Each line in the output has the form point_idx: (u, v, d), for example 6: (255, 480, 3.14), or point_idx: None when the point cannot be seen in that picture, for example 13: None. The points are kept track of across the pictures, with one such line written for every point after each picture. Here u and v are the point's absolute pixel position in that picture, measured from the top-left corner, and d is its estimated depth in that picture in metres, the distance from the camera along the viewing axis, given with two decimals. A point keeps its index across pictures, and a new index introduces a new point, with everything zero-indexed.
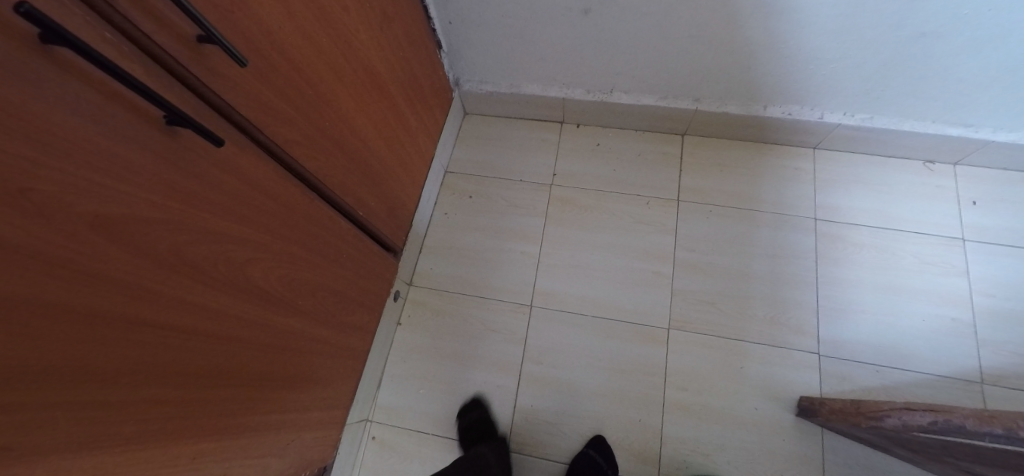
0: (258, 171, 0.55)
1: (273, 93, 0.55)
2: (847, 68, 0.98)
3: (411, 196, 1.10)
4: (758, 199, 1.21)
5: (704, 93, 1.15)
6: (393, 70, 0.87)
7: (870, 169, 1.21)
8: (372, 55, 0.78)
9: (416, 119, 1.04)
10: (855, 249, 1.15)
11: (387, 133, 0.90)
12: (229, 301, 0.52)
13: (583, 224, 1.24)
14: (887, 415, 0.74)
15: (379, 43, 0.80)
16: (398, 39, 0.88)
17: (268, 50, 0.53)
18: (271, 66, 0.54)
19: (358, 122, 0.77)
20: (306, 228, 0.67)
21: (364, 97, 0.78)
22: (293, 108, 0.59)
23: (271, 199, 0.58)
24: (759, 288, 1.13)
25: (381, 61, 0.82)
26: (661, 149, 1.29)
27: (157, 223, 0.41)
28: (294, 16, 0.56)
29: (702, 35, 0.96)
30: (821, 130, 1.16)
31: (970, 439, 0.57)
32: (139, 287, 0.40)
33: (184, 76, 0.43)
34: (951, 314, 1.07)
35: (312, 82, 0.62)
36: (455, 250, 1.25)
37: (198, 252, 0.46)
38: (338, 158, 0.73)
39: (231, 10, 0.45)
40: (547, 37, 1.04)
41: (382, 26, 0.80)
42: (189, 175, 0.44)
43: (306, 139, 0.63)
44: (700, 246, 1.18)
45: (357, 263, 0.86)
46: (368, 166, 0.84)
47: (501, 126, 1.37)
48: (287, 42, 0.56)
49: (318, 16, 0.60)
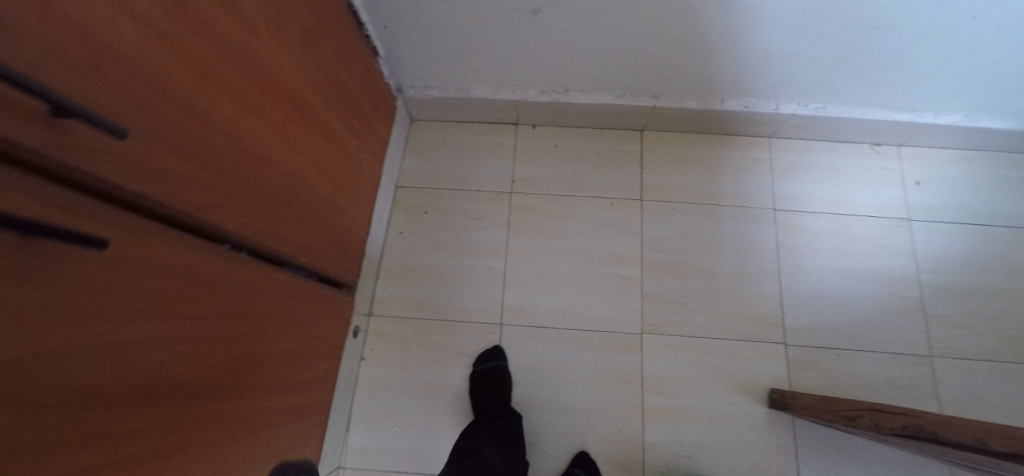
0: (165, 253, 0.45)
1: (179, 156, 0.45)
2: (801, 60, 0.97)
3: (360, 223, 1.00)
4: (720, 192, 1.20)
5: (661, 90, 1.11)
6: (323, 92, 0.76)
7: (822, 156, 1.25)
8: (295, 81, 0.67)
9: (357, 140, 0.93)
10: (813, 236, 1.17)
11: (324, 165, 0.79)
12: (155, 412, 0.44)
13: (549, 232, 1.18)
14: (857, 415, 0.74)
15: (302, 65, 0.69)
16: (325, 55, 0.76)
17: (162, 106, 0.42)
18: (170, 124, 0.43)
19: (287, 161, 0.66)
20: (237, 298, 0.57)
21: (292, 131, 0.67)
22: (206, 167, 0.49)
23: (188, 280, 0.48)
24: (726, 284, 1.13)
25: (308, 86, 0.71)
26: (621, 147, 1.25)
27: (38, 366, 0.31)
28: (189, 57, 0.45)
29: (659, 34, 0.92)
30: (777, 121, 1.17)
31: (942, 447, 0.57)
32: (29, 454, 0.30)
33: (50, 167, 0.32)
34: (901, 293, 1.13)
35: (225, 130, 0.52)
36: (415, 272, 1.16)
37: (98, 378, 0.37)
38: (268, 208, 0.63)
39: (100, 68, 0.34)
40: (496, 40, 0.96)
41: (304, 45, 0.69)
42: (74, 290, 0.34)
43: (225, 198, 0.53)
44: (666, 245, 1.16)
45: (303, 314, 0.77)
46: (305, 207, 0.74)
47: (452, 132, 1.27)
48: (186, 91, 0.45)
49: (220, 51, 0.49)
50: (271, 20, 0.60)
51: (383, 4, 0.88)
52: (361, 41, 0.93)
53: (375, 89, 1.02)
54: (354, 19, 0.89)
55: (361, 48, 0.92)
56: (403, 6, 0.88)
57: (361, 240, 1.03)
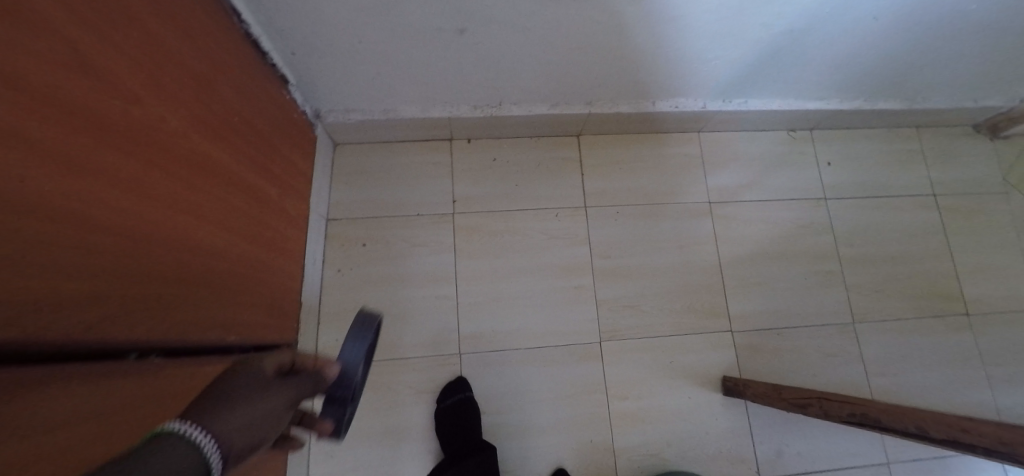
0: (69, 400, 0.36)
1: (61, 279, 0.36)
2: (723, 62, 1.00)
3: (291, 271, 0.91)
4: (659, 191, 1.23)
5: (595, 97, 1.10)
6: (230, 142, 0.66)
7: (746, 146, 1.31)
8: (194, 141, 0.57)
9: (278, 183, 0.84)
10: (745, 224, 1.24)
11: (242, 223, 0.70)
12: None
13: (498, 251, 1.15)
14: (805, 403, 0.78)
15: (202, 121, 0.59)
16: (227, 99, 0.66)
17: (31, 226, 0.33)
18: (45, 244, 0.35)
19: (198, 235, 0.58)
20: (156, 411, 0.49)
21: (197, 199, 0.58)
22: (97, 279, 0.41)
23: (100, 418, 0.40)
24: (674, 281, 1.17)
25: (212, 143, 0.62)
26: (560, 155, 1.23)
27: None
28: (60, 156, 0.36)
29: (590, 46, 0.90)
30: (705, 117, 1.21)
31: (888, 432, 0.62)
32: None
33: None
34: (825, 267, 1.23)
35: (118, 226, 0.43)
36: (360, 310, 1.08)
37: None
38: (181, 295, 0.54)
39: None
40: (421, 60, 0.89)
41: (198, 94, 0.59)
42: None
43: (126, 304, 0.45)
44: (615, 250, 1.17)
45: None
46: (224, 276, 0.65)
47: (383, 154, 1.19)
48: (60, 198, 0.36)
49: (97, 137, 0.41)
50: (153, 76, 0.50)
51: (287, 31, 0.77)
52: (266, 71, 0.82)
53: (291, 120, 0.91)
54: (255, 49, 0.78)
55: (267, 79, 0.82)
56: (311, 32, 0.78)
57: (295, 289, 0.94)
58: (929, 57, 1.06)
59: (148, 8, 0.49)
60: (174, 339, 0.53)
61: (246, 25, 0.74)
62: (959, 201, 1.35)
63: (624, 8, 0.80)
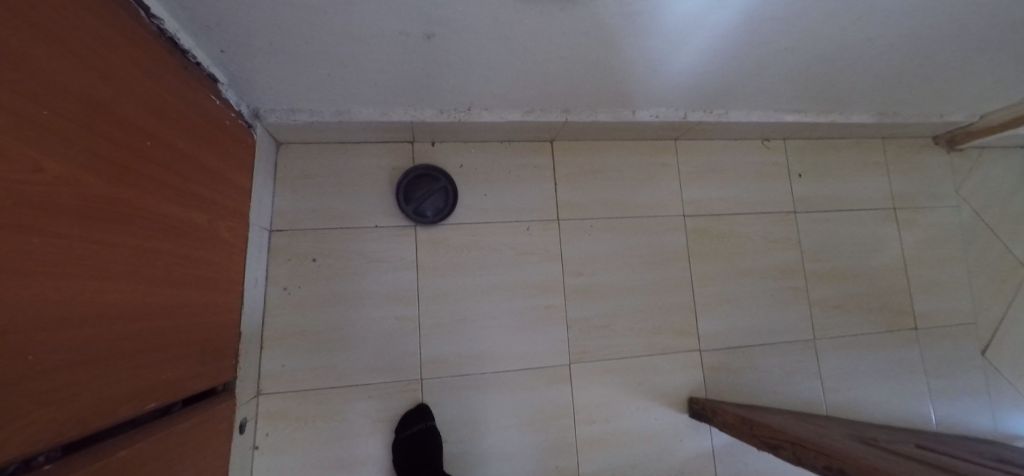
0: None
1: None
2: (710, 75, 0.95)
3: (228, 304, 0.80)
4: (635, 203, 1.17)
5: (573, 104, 1.01)
6: (140, 177, 0.54)
7: (723, 156, 1.25)
8: (86, 191, 0.45)
9: (210, 207, 0.71)
10: (718, 239, 1.20)
11: (159, 268, 0.58)
12: None
13: (464, 268, 1.07)
14: (783, 446, 0.78)
15: (110, 159, 0.48)
16: (135, 124, 0.53)
17: None
18: None
19: (101, 298, 0.48)
20: None
21: (91, 260, 0.46)
22: None
23: None
24: (644, 299, 1.14)
25: (122, 182, 0.51)
26: (532, 162, 1.14)
27: None
28: None
29: (572, 56, 0.82)
30: (685, 126, 1.15)
31: None
32: None
33: None
34: (791, 284, 1.23)
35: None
36: (310, 334, 0.98)
37: None
38: (72, 383, 0.44)
39: None
40: (380, 62, 0.78)
41: (92, 127, 0.46)
42: None
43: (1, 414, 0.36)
44: (588, 267, 1.12)
45: (176, 460, 0.61)
46: (136, 339, 0.54)
47: (336, 157, 1.06)
48: None
49: None
50: (20, 121, 0.37)
51: (211, 28, 0.64)
52: (189, 75, 0.67)
53: (224, 129, 0.77)
54: (174, 48, 0.64)
55: (191, 85, 0.67)
56: (243, 29, 0.65)
57: (235, 320, 0.83)
58: (910, 76, 1.04)
59: (7, 29, 0.36)
60: (66, 436, 0.44)
61: (159, 21, 0.59)
62: (919, 215, 1.38)
63: (614, 20, 0.72)
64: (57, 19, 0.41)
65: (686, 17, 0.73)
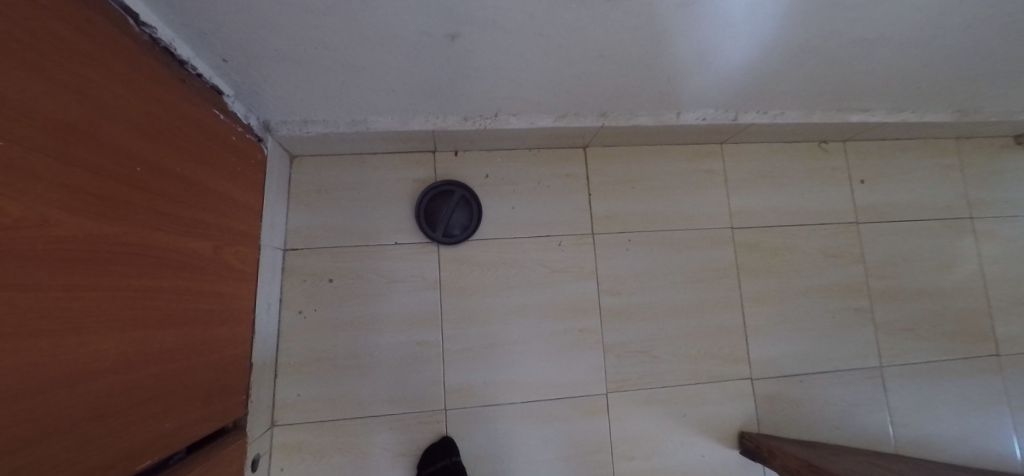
0: None
1: None
2: (771, 74, 0.83)
3: (237, 335, 0.73)
4: (678, 215, 1.06)
5: (610, 108, 0.91)
6: (125, 207, 0.46)
7: (775, 161, 1.12)
8: (53, 231, 0.37)
9: (212, 233, 0.64)
10: (770, 255, 1.08)
11: (151, 309, 0.51)
12: None
13: (491, 288, 0.98)
14: None
15: (90, 192, 0.41)
16: (116, 147, 0.45)
17: None
18: None
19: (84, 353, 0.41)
20: None
21: (61, 312, 0.38)
22: None
23: None
24: (687, 322, 1.03)
25: (107, 217, 0.43)
26: (564, 171, 1.04)
27: None
28: None
29: (615, 54, 0.72)
30: (734, 129, 1.03)
31: None
32: None
33: None
34: (854, 304, 1.10)
35: None
36: (326, 361, 0.92)
37: None
38: (47, 462, 0.37)
39: None
40: (399, 67, 0.69)
41: (66, 156, 0.38)
42: None
43: None
44: (626, 286, 1.02)
45: None
46: (128, 393, 0.47)
47: (353, 169, 0.98)
48: None
49: None
50: None
51: (211, 34, 0.57)
52: (189, 86, 0.60)
53: (228, 144, 0.69)
54: (170, 59, 0.57)
55: (190, 97, 0.60)
56: (246, 35, 0.57)
57: (245, 352, 0.76)
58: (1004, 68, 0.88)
59: None
60: None
61: (151, 29, 0.52)
62: (1002, 223, 1.21)
63: (666, 11, 0.61)
64: (10, 27, 0.33)
65: (752, 5, 0.61)
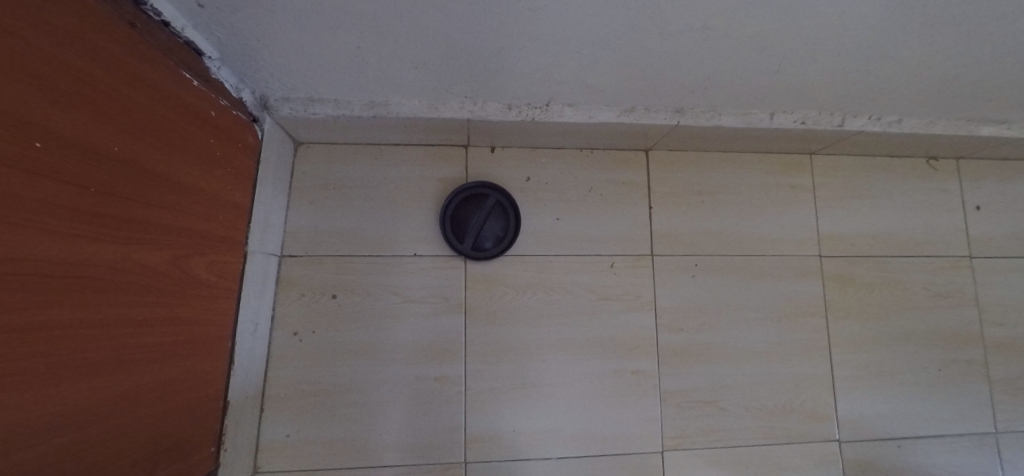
0: None
1: None
2: (908, 68, 0.64)
3: (208, 369, 0.57)
4: (755, 237, 0.88)
5: (690, 102, 0.73)
6: (12, 204, 0.28)
7: (875, 178, 0.93)
8: None
9: (171, 239, 0.47)
10: (866, 291, 0.89)
11: (59, 357, 0.34)
12: None
13: (527, 316, 0.81)
14: None
15: None
16: (3, 110, 0.27)
17: None
18: None
19: None
20: None
21: None
22: None
23: None
24: (764, 369, 0.84)
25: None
26: (620, 177, 0.86)
27: None
28: None
29: (723, 26, 0.53)
30: (834, 137, 0.84)
31: None
32: None
33: None
34: (966, 356, 0.90)
35: None
36: (324, 395, 0.75)
37: None
38: None
39: None
40: (435, 28, 0.52)
41: None
42: None
43: None
44: (690, 321, 0.84)
45: None
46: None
47: (368, 163, 0.82)
48: None
49: None
50: None
51: None
52: (147, 37, 0.43)
53: (204, 121, 0.52)
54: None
55: (148, 52, 0.43)
56: None
57: (219, 387, 0.60)
58: None
59: None
60: None
61: None
62: None
63: None
64: None
65: None
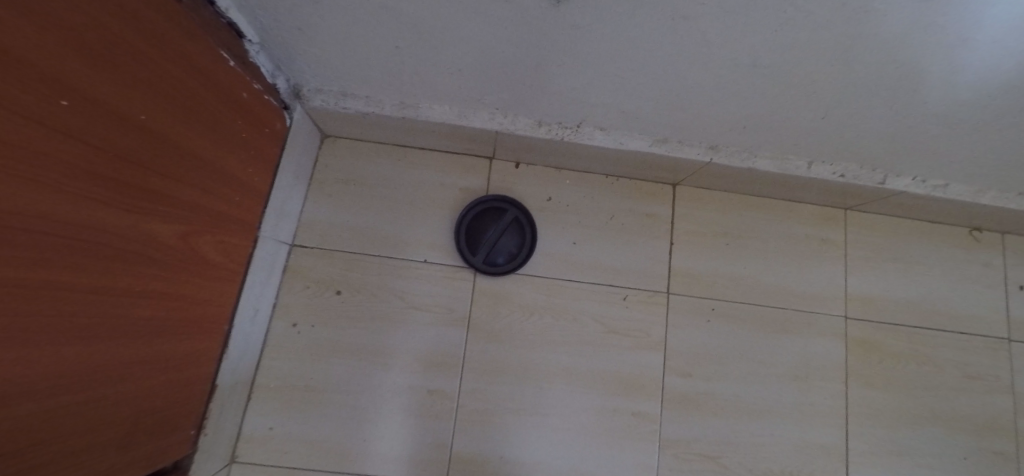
0: None
1: None
2: (963, 131, 0.60)
3: (201, 351, 0.56)
4: (777, 288, 0.84)
5: (725, 140, 0.70)
6: (33, 159, 0.28)
7: (912, 242, 0.88)
8: None
9: (185, 214, 0.47)
10: (892, 361, 0.83)
11: (53, 321, 0.33)
12: None
13: (530, 339, 0.78)
14: None
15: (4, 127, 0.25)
16: (38, 65, 0.27)
17: None
18: None
19: None
20: None
21: None
22: None
23: None
24: (773, 430, 0.79)
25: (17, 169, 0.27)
26: (643, 208, 0.84)
27: None
28: None
29: (772, 64, 0.51)
30: (872, 195, 0.80)
31: None
32: None
33: None
34: (998, 447, 0.83)
35: None
36: (313, 392, 0.73)
37: None
38: None
39: None
40: (475, 36, 0.52)
41: None
42: None
43: None
44: (699, 368, 0.80)
45: None
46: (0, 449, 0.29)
47: (391, 163, 0.81)
48: None
49: None
50: None
51: None
52: (192, 13, 0.43)
53: (235, 102, 0.53)
54: None
55: (190, 27, 0.43)
56: None
57: (209, 370, 0.59)
58: None
59: None
60: None
61: None
62: None
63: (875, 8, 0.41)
64: None
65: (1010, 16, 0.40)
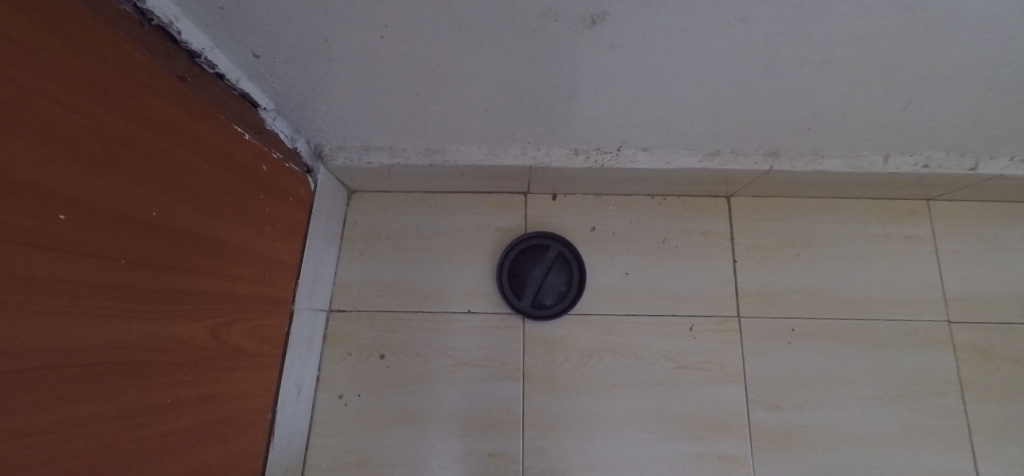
0: None
1: None
2: None
3: (246, 445, 0.52)
4: (864, 297, 0.74)
5: (787, 144, 0.63)
6: (17, 287, 0.24)
7: (1014, 229, 0.77)
8: None
9: (211, 306, 0.44)
10: (1015, 368, 0.72)
11: (83, 460, 0.29)
12: None
13: (592, 385, 0.71)
14: None
15: None
16: (21, 182, 0.25)
17: None
18: None
19: None
20: None
21: None
22: None
23: None
24: (887, 462, 0.68)
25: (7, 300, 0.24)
26: (697, 226, 0.77)
27: None
28: None
29: (846, 58, 0.45)
30: (961, 182, 0.70)
31: None
32: None
33: None
34: None
35: None
36: (367, 469, 0.68)
37: None
38: None
39: None
40: (501, 72, 0.47)
41: None
42: None
43: None
44: (788, 398, 0.70)
45: None
46: None
47: (422, 212, 0.77)
48: None
49: None
50: None
51: (229, 12, 0.38)
52: (197, 91, 0.41)
53: (254, 176, 0.50)
54: (175, 51, 0.39)
55: (198, 107, 0.41)
56: (282, 13, 0.38)
57: (256, 464, 0.54)
58: None
59: None
60: None
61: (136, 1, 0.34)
62: None
63: None
64: None
65: None
